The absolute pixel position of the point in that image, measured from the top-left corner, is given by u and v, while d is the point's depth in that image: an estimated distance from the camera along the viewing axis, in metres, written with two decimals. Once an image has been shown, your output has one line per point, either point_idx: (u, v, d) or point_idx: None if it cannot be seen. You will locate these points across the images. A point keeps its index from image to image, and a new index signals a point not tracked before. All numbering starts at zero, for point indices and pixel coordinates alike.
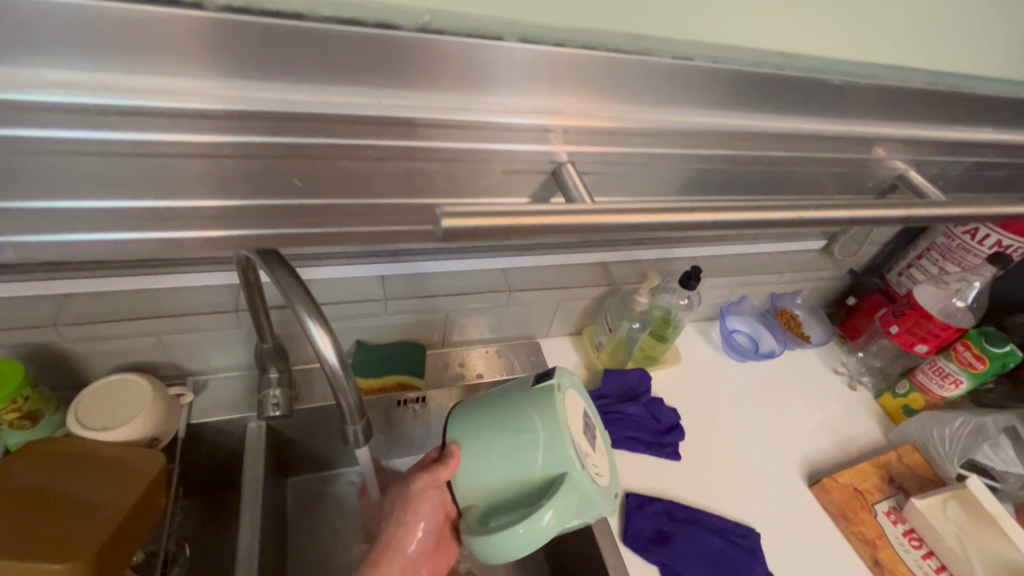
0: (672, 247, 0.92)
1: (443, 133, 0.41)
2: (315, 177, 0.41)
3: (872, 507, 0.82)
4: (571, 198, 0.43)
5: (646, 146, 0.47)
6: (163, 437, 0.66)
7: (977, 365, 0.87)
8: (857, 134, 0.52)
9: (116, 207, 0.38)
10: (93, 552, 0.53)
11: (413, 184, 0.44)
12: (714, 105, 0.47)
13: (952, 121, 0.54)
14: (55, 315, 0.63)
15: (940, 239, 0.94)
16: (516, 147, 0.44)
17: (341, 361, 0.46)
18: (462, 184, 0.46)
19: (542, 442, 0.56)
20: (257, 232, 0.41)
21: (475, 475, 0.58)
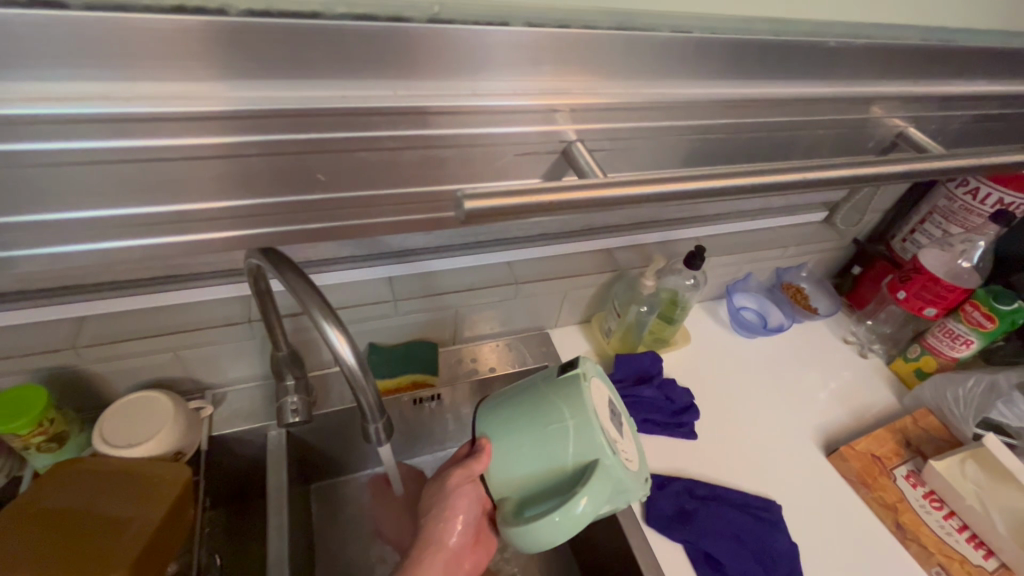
0: (674, 228, 0.92)
1: (451, 120, 0.41)
2: (337, 170, 0.42)
3: (890, 472, 0.83)
4: (584, 173, 0.43)
5: (649, 120, 0.47)
6: (187, 450, 0.67)
7: (987, 324, 0.87)
8: (857, 95, 0.52)
9: (129, 221, 0.39)
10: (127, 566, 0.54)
11: (428, 173, 0.45)
12: (712, 77, 0.47)
13: (947, 77, 0.54)
14: (73, 338, 0.63)
15: (942, 201, 0.94)
16: (524, 130, 0.44)
17: (358, 361, 0.47)
18: (475, 170, 0.46)
19: (571, 430, 0.56)
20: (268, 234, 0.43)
21: (507, 468, 0.59)
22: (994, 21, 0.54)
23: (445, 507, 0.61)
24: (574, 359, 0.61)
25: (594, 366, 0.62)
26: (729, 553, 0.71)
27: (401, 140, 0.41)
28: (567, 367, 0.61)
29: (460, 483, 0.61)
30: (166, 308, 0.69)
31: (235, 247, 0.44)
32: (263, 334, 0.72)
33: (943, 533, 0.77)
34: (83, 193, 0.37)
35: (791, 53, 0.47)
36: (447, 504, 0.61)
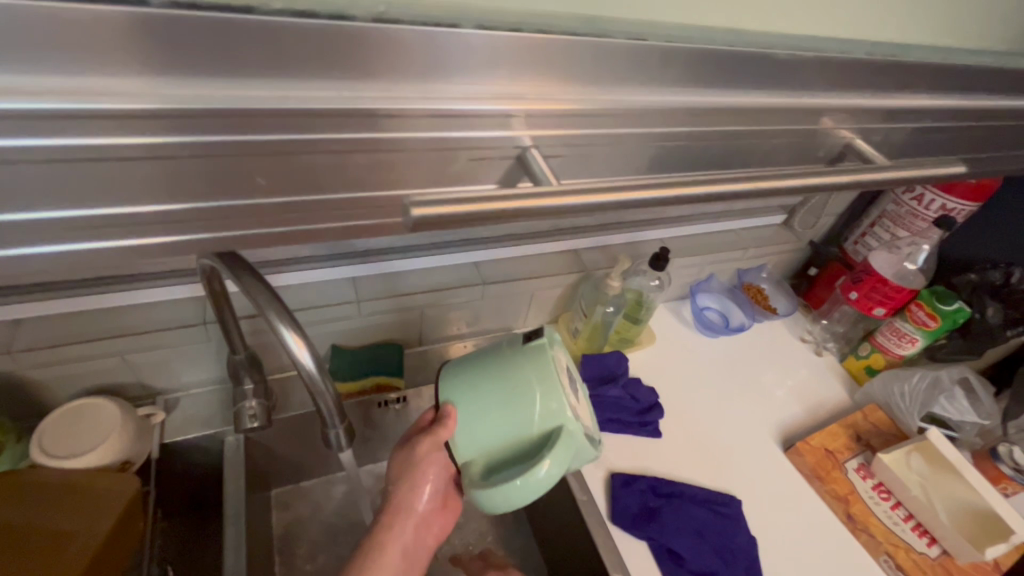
0: (639, 230, 0.94)
1: (405, 122, 0.40)
2: (282, 176, 0.40)
3: (842, 465, 0.86)
4: (537, 181, 0.44)
5: (611, 126, 0.47)
6: (135, 461, 0.63)
7: (930, 324, 0.91)
8: (812, 106, 0.53)
9: (53, 221, 0.36)
10: None
11: (383, 176, 0.43)
12: (673, 84, 0.47)
13: (895, 88, 0.56)
14: (9, 342, 0.60)
15: (890, 206, 0.98)
16: (483, 134, 0.43)
17: (318, 366, 0.45)
18: (437, 174, 0.45)
19: (537, 395, 0.57)
20: (217, 234, 0.41)
21: (470, 433, 0.58)
22: (930, 37, 0.57)
23: (409, 477, 0.61)
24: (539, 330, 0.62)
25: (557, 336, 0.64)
26: (691, 548, 0.73)
27: (361, 143, 0.40)
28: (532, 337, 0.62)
29: (425, 453, 0.60)
30: (113, 311, 0.65)
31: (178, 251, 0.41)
32: (219, 337, 0.69)
33: (891, 523, 0.81)
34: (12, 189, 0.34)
35: (748, 62, 0.48)
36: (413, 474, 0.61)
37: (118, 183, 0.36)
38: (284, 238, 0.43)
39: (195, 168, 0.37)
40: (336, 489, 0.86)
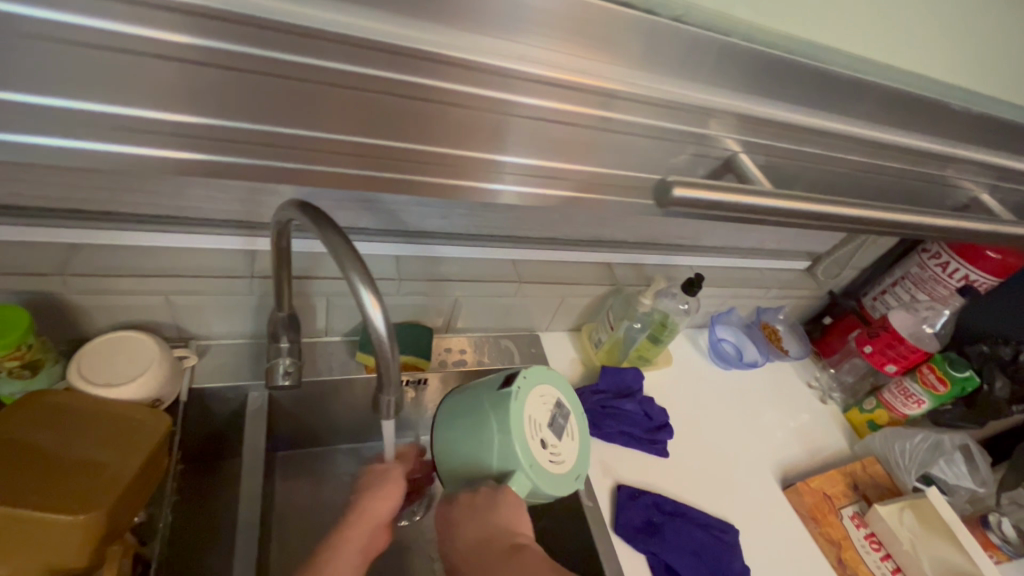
0: (673, 254, 0.96)
1: (538, 88, 0.48)
2: (440, 120, 0.48)
3: (838, 511, 0.88)
4: (753, 181, 0.55)
5: (653, 117, 0.52)
6: (166, 399, 0.64)
7: (940, 387, 0.94)
8: (873, 142, 0.59)
9: (167, 121, 0.43)
10: (110, 504, 0.51)
11: (512, 140, 0.52)
12: (742, 89, 0.52)
13: (946, 141, 0.61)
14: (64, 264, 0.60)
15: (914, 269, 1.01)
16: (595, 111, 0.50)
17: (387, 329, 0.46)
18: (551, 148, 0.53)
19: (497, 442, 0.61)
20: (307, 166, 0.49)
21: (445, 468, 0.65)
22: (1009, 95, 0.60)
23: (385, 492, 0.65)
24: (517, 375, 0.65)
25: (530, 378, 0.66)
26: (689, 568, 0.75)
27: (446, 95, 0.46)
28: (512, 379, 0.64)
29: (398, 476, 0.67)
30: (168, 250, 0.66)
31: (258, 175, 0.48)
32: (262, 293, 0.70)
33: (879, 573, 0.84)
34: (186, 92, 0.42)
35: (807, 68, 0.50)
36: (386, 489, 0.65)
37: (211, 90, 0.42)
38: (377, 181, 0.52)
39: (294, 88, 0.43)
40: (345, 458, 0.87)
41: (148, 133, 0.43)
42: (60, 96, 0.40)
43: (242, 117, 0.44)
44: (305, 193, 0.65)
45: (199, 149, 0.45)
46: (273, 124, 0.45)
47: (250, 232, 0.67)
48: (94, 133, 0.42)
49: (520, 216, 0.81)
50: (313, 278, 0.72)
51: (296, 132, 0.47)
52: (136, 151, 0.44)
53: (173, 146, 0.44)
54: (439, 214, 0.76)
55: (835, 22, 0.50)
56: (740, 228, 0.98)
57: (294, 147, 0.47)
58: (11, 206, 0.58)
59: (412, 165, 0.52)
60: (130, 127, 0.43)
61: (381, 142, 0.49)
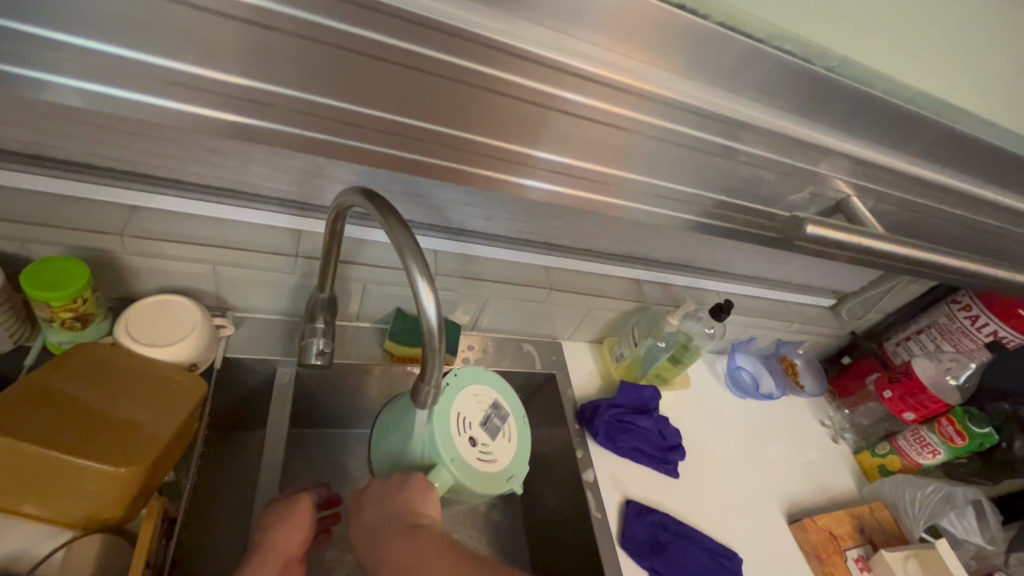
0: (702, 278, 0.97)
1: (595, 89, 0.50)
2: (495, 113, 0.50)
3: (843, 552, 0.88)
4: (865, 223, 0.59)
5: (689, 122, 0.53)
6: (201, 363, 0.65)
7: (957, 440, 0.94)
8: (909, 171, 0.61)
9: (243, 86, 0.45)
10: (150, 460, 0.53)
11: (566, 141, 0.54)
12: (784, 109, 0.55)
13: (980, 174, 0.64)
14: (124, 226, 0.62)
15: (941, 319, 1.00)
16: (651, 118, 0.53)
17: (439, 320, 0.48)
18: (602, 149, 0.55)
19: (420, 435, 0.68)
20: (374, 145, 0.51)
21: (379, 462, 0.72)
22: None
23: (293, 522, 0.61)
24: (449, 374, 0.72)
25: (461, 379, 0.73)
26: None
27: (508, 88, 0.49)
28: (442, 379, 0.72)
29: (307, 507, 0.62)
30: (219, 221, 0.68)
31: (319, 146, 0.50)
32: (303, 272, 0.72)
33: None
34: (259, 58, 0.44)
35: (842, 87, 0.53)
36: (296, 518, 0.61)
37: (290, 59, 0.44)
38: (437, 169, 0.53)
39: (377, 68, 0.46)
40: (359, 442, 0.86)
41: (211, 93, 0.45)
42: (152, 54, 0.42)
43: (327, 93, 0.47)
44: (359, 180, 0.67)
45: (270, 117, 0.47)
46: (336, 99, 0.47)
47: (300, 212, 0.69)
48: (164, 90, 0.44)
49: (560, 224, 0.82)
50: (354, 264, 0.73)
51: (370, 113, 0.49)
52: (193, 110, 0.45)
53: (220, 106, 0.45)
54: (483, 215, 0.77)
55: (895, 52, 0.52)
56: (772, 259, 0.98)
57: (356, 123, 0.49)
58: (79, 163, 0.60)
59: (449, 149, 0.52)
60: (185, 83, 0.44)
61: (428, 127, 0.51)
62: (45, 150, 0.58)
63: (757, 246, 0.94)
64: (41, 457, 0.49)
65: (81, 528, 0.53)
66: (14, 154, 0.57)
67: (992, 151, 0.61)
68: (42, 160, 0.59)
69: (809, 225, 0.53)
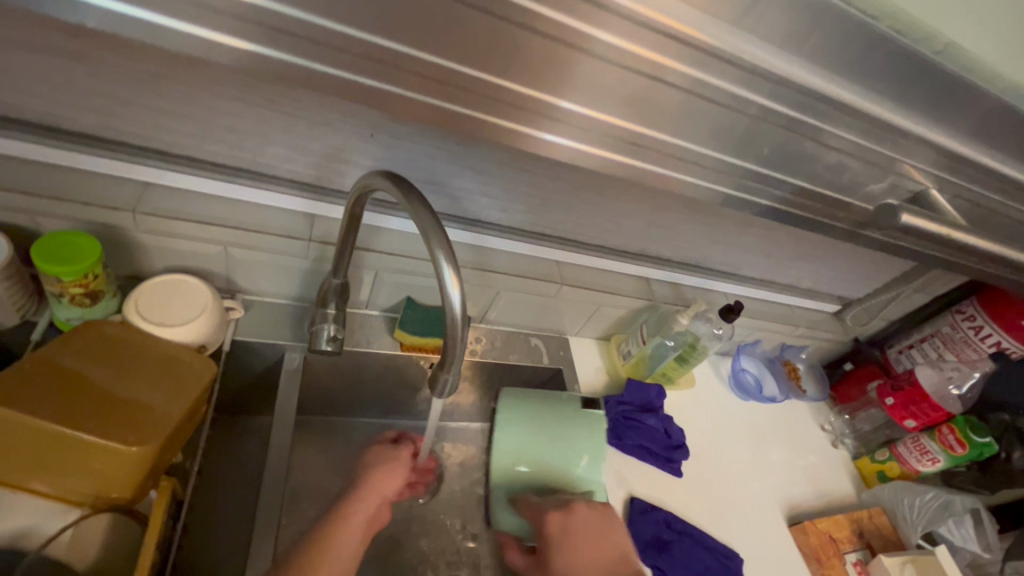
0: (711, 278, 0.97)
1: (650, 40, 0.46)
2: (542, 62, 0.46)
3: (842, 555, 0.88)
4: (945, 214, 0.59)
5: (719, 114, 0.53)
6: (210, 346, 0.64)
7: (957, 448, 0.95)
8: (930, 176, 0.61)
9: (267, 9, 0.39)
10: (160, 441, 0.52)
11: (615, 97, 0.50)
12: (841, 75, 0.52)
13: (996, 185, 0.64)
14: (135, 201, 0.61)
15: (945, 328, 1.01)
16: (706, 77, 0.49)
17: (462, 309, 0.47)
18: (646, 113, 0.52)
19: (586, 456, 0.77)
20: (405, 91, 0.46)
21: (522, 457, 0.76)
22: None
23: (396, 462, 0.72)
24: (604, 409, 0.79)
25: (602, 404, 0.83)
26: None
27: (550, 25, 0.44)
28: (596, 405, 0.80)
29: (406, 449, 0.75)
30: (232, 202, 0.67)
31: (345, 88, 0.45)
32: (316, 257, 0.71)
33: None
34: None
35: (875, 82, 0.53)
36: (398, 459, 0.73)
37: None
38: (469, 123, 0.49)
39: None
40: (362, 431, 0.85)
41: (230, 17, 0.39)
42: None
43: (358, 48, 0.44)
44: (377, 165, 0.66)
45: (293, 51, 0.42)
46: (368, 32, 0.42)
47: (315, 196, 0.68)
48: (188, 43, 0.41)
49: (575, 219, 0.81)
50: (368, 251, 0.72)
51: (398, 46, 0.43)
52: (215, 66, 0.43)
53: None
54: (498, 206, 0.77)
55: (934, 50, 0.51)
56: (782, 262, 0.98)
57: (387, 70, 0.45)
58: (91, 135, 0.58)
59: (475, 97, 0.47)
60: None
61: (457, 68, 0.45)
62: (59, 121, 0.56)
63: (767, 248, 0.94)
64: (52, 433, 0.48)
65: (88, 506, 0.52)
66: (29, 124, 0.56)
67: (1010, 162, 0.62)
68: (55, 131, 0.58)
69: (904, 214, 0.54)
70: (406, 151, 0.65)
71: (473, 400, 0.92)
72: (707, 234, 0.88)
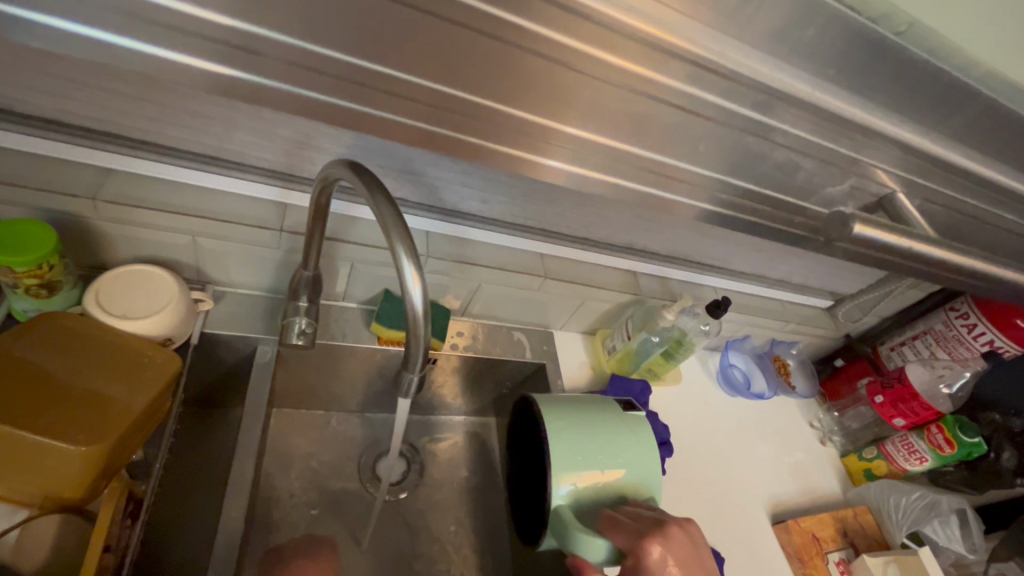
0: (700, 272, 0.95)
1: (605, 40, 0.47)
2: (498, 70, 0.47)
3: (825, 554, 0.87)
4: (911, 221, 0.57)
5: (685, 114, 0.53)
6: (177, 338, 0.62)
7: (945, 448, 0.93)
8: (921, 162, 0.60)
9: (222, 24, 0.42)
10: (111, 442, 0.50)
11: (577, 92, 0.50)
12: (825, 61, 0.50)
13: (995, 166, 0.62)
14: (95, 189, 0.59)
15: (938, 326, 0.99)
16: (663, 82, 0.50)
17: (424, 306, 0.46)
18: (614, 101, 0.51)
19: (642, 457, 0.66)
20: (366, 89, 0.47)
21: (575, 467, 0.64)
22: None
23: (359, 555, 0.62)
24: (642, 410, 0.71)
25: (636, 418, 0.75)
26: None
27: (514, 36, 0.46)
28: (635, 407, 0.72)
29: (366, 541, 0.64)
30: (199, 190, 0.64)
31: (307, 104, 0.46)
32: (288, 248, 0.68)
33: None
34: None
35: (866, 66, 0.50)
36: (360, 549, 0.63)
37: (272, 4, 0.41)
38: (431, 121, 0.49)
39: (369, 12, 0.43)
40: (340, 422, 0.85)
41: (191, 35, 0.41)
42: None
43: (325, 33, 0.43)
44: (349, 153, 0.63)
45: (255, 53, 0.43)
46: (328, 48, 0.44)
47: (287, 184, 0.66)
48: (142, 25, 0.40)
49: (558, 210, 0.79)
50: (341, 241, 0.70)
51: (362, 62, 0.45)
52: (182, 57, 0.42)
53: (207, 50, 0.42)
54: (478, 198, 0.74)
55: (941, 23, 0.48)
56: (772, 257, 0.96)
57: (347, 75, 0.46)
58: (47, 119, 0.56)
59: (433, 111, 0.49)
60: (176, 25, 0.41)
61: (418, 81, 0.47)
62: (13, 105, 0.54)
63: (758, 243, 0.92)
64: (5, 433, 0.47)
65: (37, 507, 0.51)
66: None
67: (1009, 141, 0.59)
68: (6, 113, 0.54)
69: (858, 224, 0.51)
70: (379, 139, 0.62)
71: (455, 395, 0.91)
72: (695, 228, 0.86)
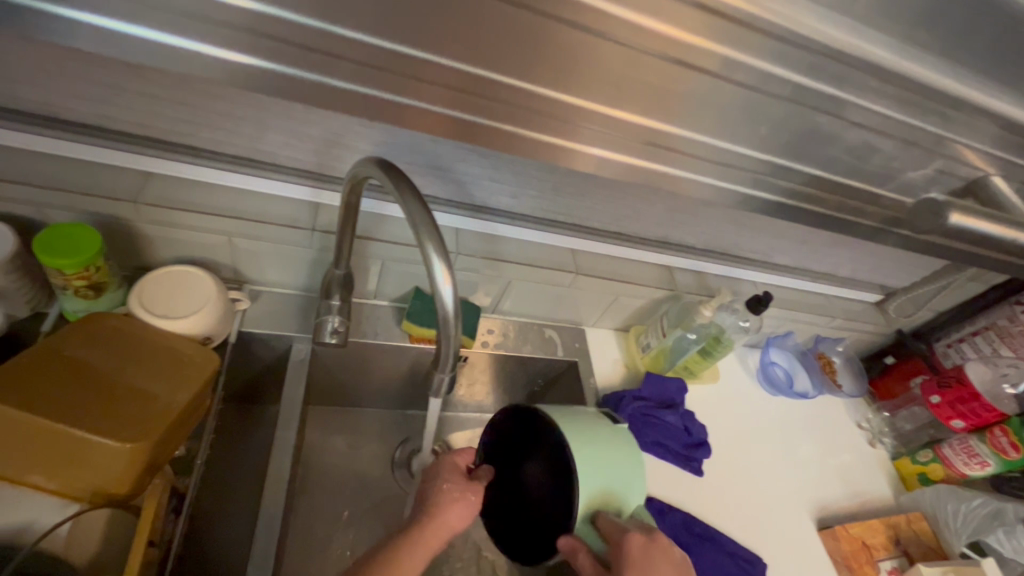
0: (739, 266, 0.91)
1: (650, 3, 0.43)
2: (532, 45, 0.45)
3: (876, 562, 0.82)
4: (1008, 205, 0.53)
5: (733, 91, 0.50)
6: (216, 338, 0.64)
7: (1011, 452, 0.85)
8: (994, 139, 0.54)
9: (244, 11, 0.41)
10: (156, 437, 0.51)
11: (614, 70, 0.47)
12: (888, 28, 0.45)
13: None
14: (136, 192, 0.61)
15: (1002, 321, 0.91)
16: (716, 49, 0.45)
17: (454, 305, 0.45)
18: (652, 83, 0.48)
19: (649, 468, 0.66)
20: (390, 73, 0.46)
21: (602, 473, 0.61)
22: None
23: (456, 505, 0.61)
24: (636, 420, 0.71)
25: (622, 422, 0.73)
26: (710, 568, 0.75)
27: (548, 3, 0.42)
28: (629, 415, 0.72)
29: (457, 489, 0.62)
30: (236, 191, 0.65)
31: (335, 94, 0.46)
32: (320, 247, 0.69)
33: None
34: None
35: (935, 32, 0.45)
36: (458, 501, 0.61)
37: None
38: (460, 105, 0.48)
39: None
40: (373, 418, 0.85)
41: (216, 24, 0.41)
42: None
43: (349, 25, 0.42)
44: (379, 150, 0.63)
45: (280, 41, 0.42)
46: (358, 31, 0.43)
47: (319, 183, 0.66)
48: (170, 22, 0.40)
49: (590, 204, 0.77)
50: (371, 240, 0.70)
51: (393, 46, 0.44)
52: (212, 54, 0.42)
53: (234, 43, 0.42)
54: (507, 192, 0.73)
55: None
56: (817, 249, 0.91)
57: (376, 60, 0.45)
58: (90, 125, 0.58)
59: (463, 94, 0.48)
60: (205, 20, 0.41)
61: (448, 63, 0.46)
62: (59, 111, 0.56)
63: (802, 234, 0.87)
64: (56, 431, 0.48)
65: (88, 501, 0.53)
66: (28, 114, 0.56)
67: None
68: (53, 120, 0.57)
69: (956, 214, 0.47)
70: (407, 135, 0.62)
71: (486, 392, 0.90)
72: (734, 220, 0.82)
